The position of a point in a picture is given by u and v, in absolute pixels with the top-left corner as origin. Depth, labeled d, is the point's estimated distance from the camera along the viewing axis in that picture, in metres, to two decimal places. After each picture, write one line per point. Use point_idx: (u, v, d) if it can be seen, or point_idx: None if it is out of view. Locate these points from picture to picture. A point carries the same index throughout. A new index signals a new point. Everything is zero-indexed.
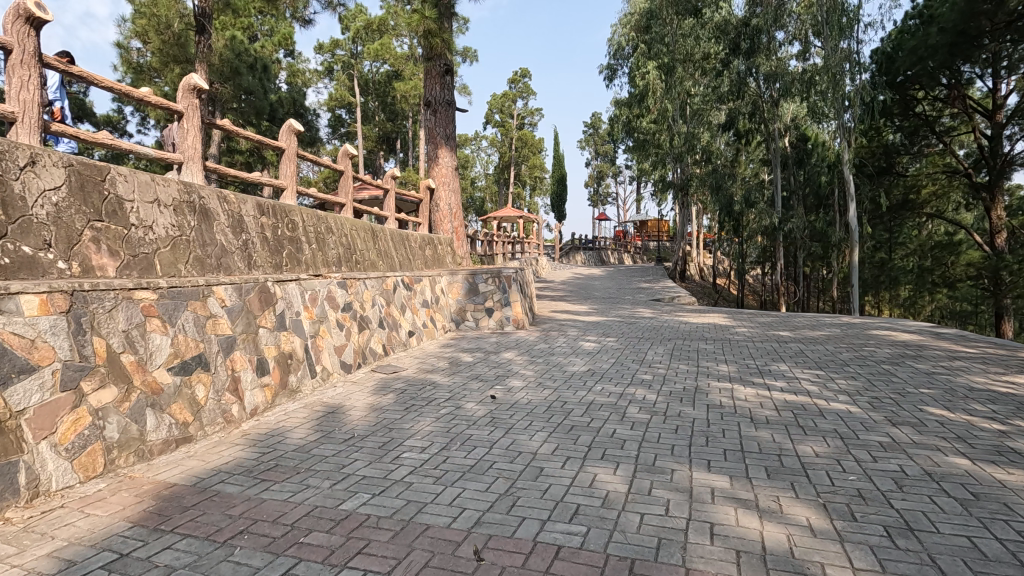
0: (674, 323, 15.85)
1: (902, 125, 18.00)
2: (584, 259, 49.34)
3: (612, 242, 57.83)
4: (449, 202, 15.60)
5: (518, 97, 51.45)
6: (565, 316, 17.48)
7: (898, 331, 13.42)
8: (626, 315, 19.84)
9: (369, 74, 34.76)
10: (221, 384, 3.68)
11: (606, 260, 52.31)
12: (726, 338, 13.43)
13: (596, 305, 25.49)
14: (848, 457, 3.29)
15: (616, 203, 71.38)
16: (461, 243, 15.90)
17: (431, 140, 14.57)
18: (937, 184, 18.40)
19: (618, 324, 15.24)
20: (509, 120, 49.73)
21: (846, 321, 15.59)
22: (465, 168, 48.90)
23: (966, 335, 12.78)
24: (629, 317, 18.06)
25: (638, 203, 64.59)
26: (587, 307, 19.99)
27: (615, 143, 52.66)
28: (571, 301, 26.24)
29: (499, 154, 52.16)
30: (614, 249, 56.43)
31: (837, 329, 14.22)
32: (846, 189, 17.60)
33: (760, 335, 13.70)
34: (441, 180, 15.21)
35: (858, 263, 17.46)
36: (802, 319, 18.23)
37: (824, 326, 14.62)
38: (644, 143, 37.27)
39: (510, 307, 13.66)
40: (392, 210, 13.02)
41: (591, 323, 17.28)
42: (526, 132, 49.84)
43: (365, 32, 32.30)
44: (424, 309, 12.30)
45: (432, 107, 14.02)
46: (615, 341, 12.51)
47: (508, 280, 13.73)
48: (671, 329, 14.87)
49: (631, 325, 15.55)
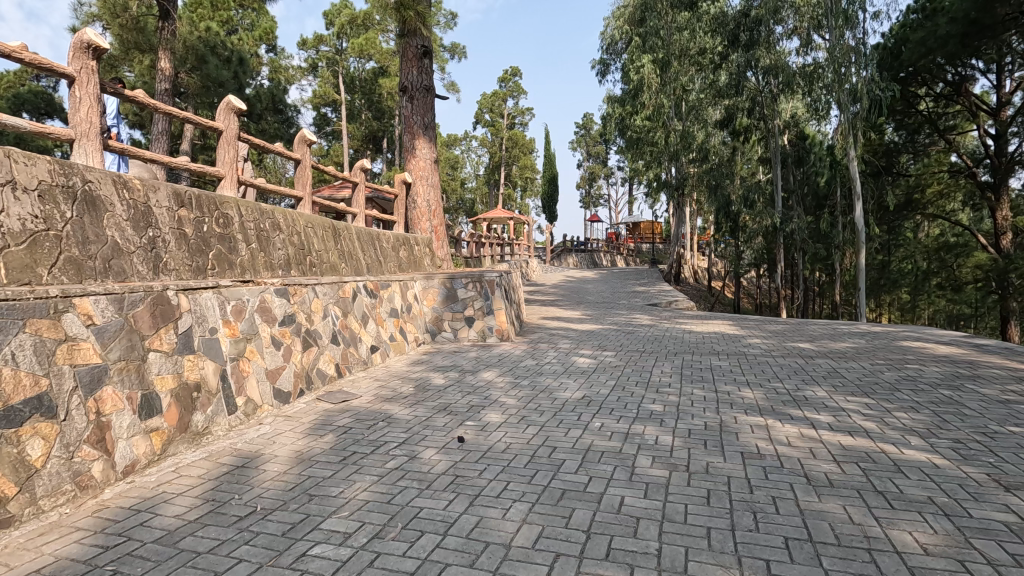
0: (675, 331, 13.98)
1: (901, 124, 16.76)
2: (576, 262, 45.36)
3: (607, 245, 53.70)
4: (427, 201, 13.38)
5: (511, 93, 47.79)
6: (555, 322, 15.50)
7: (938, 343, 11.49)
8: (621, 319, 17.89)
9: (358, 68, 28.87)
10: (77, 438, 2.40)
11: (600, 262, 48.27)
12: (742, 350, 11.35)
13: (589, 310, 20.38)
14: (1000, 549, 2.12)
15: (610, 206, 67.93)
16: (442, 242, 14.02)
17: (411, 132, 13.00)
18: (940, 183, 16.75)
19: (613, 333, 13.44)
20: (501, 121, 46.18)
21: (875, 335, 13.35)
22: (455, 168, 45.48)
23: (1014, 348, 10.88)
24: (625, 321, 16.18)
25: (632, 206, 61.30)
26: (576, 316, 17.28)
27: (608, 143, 49.72)
28: (563, 305, 22.56)
29: (492, 153, 47.48)
30: (606, 249, 51.61)
31: (867, 341, 12.25)
32: (852, 186, 15.33)
33: (782, 347, 11.64)
34: (426, 171, 13.10)
35: (860, 271, 15.30)
36: (816, 325, 16.50)
37: (850, 338, 12.80)
38: (634, 140, 31.64)
39: (492, 316, 11.28)
40: (361, 206, 10.86)
41: (583, 328, 14.91)
42: (518, 133, 46.05)
43: (350, 24, 27.68)
44: (391, 319, 10.52)
45: (411, 93, 13.00)
46: (618, 357, 10.44)
47: (492, 284, 11.35)
48: (680, 338, 12.88)
49: (628, 334, 13.52)
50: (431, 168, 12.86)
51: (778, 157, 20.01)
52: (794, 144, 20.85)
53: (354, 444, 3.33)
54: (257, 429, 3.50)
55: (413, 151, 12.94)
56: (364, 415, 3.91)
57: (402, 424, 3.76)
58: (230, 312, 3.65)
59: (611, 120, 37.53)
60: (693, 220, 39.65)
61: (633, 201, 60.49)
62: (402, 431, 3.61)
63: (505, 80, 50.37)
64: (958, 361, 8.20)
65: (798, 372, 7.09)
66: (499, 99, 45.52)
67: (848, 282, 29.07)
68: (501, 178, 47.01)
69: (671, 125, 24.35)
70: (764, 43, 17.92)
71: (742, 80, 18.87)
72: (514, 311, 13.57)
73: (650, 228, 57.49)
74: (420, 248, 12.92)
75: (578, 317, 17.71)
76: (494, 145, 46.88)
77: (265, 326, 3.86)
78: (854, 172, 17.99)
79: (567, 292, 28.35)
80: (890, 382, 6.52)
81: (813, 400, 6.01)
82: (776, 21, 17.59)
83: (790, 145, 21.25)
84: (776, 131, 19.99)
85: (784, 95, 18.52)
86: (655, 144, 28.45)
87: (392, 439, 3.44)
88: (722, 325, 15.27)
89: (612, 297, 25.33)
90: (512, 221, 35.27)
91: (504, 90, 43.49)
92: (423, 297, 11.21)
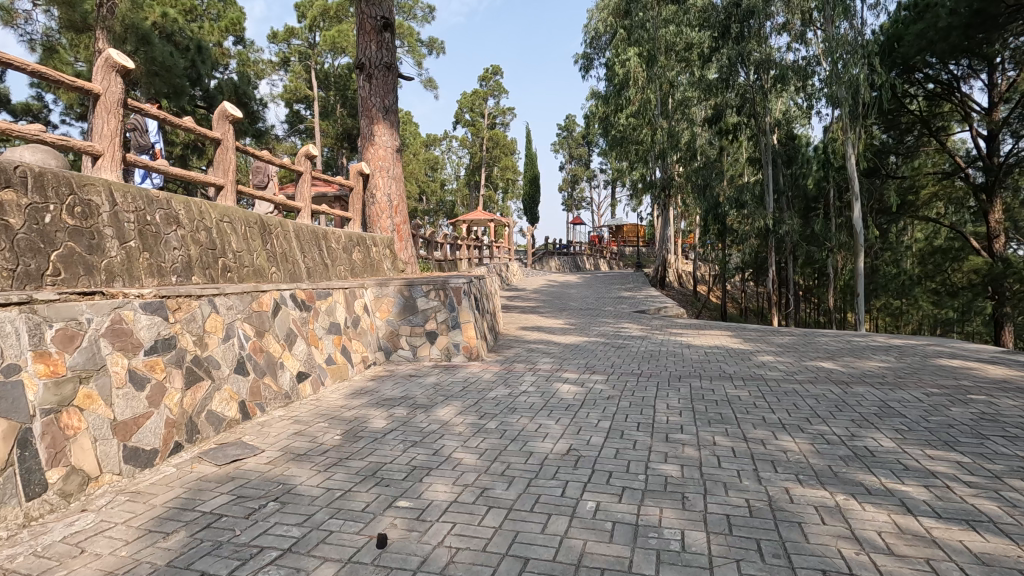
0: (668, 347, 12.36)
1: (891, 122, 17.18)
2: (559, 266, 38.69)
3: (591, 247, 45.82)
4: (389, 194, 11.84)
5: (493, 89, 44.96)
6: (535, 335, 13.76)
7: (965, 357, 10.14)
8: (609, 330, 15.96)
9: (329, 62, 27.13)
10: None
11: (585, 266, 43.18)
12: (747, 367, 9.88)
13: (573, 317, 18.28)
14: None
15: (591, 208, 64.64)
16: (404, 243, 12.59)
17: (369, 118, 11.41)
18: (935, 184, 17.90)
19: (600, 348, 11.93)
20: (481, 119, 40.49)
21: (897, 351, 11.79)
22: (434, 169, 42.57)
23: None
24: (613, 332, 14.48)
25: (614, 209, 58.41)
26: (558, 326, 15.44)
27: (591, 145, 47.31)
28: (544, 310, 20.35)
29: (471, 154, 41.09)
30: (589, 253, 44.54)
31: (889, 357, 10.88)
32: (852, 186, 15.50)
33: (789, 362, 10.30)
34: (384, 163, 11.75)
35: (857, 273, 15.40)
36: (822, 336, 15.43)
37: (873, 354, 11.31)
38: (618, 139, 29.91)
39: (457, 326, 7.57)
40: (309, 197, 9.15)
41: (565, 339, 13.30)
42: (500, 132, 40.56)
43: (322, 16, 26.31)
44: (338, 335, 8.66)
45: (370, 72, 11.20)
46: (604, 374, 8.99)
47: (455, 292, 9.04)
48: (675, 354, 11.40)
49: (617, 349, 11.99)
50: (390, 160, 11.65)
51: (769, 156, 19.62)
52: (782, 144, 20.47)
53: (213, 549, 2.23)
54: (72, 522, 2.35)
55: (372, 141, 11.74)
56: (252, 491, 2.76)
57: (302, 506, 2.61)
58: (42, 350, 2.49)
59: (593, 118, 35.68)
60: (681, 224, 36.83)
61: (615, 203, 57.90)
62: (299, 521, 2.49)
63: (489, 78, 46.27)
64: (1008, 383, 6.94)
65: (830, 401, 5.72)
66: (479, 99, 39.63)
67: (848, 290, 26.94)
68: (481, 179, 41.95)
69: (660, 124, 24.26)
70: (756, 36, 17.49)
71: (729, 79, 18.73)
72: (481, 321, 12.25)
73: (631, 230, 54.04)
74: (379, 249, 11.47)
75: (559, 326, 15.76)
76: (473, 145, 40.99)
77: (113, 360, 2.77)
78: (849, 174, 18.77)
79: (553, 291, 25.28)
80: (953, 418, 5.11)
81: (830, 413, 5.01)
82: (770, 12, 17.00)
83: (777, 143, 20.44)
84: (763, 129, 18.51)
85: (778, 89, 17.77)
86: (644, 142, 26.54)
87: (279, 531, 2.36)
88: (720, 336, 13.62)
89: (594, 302, 21.78)
90: (491, 223, 31.11)
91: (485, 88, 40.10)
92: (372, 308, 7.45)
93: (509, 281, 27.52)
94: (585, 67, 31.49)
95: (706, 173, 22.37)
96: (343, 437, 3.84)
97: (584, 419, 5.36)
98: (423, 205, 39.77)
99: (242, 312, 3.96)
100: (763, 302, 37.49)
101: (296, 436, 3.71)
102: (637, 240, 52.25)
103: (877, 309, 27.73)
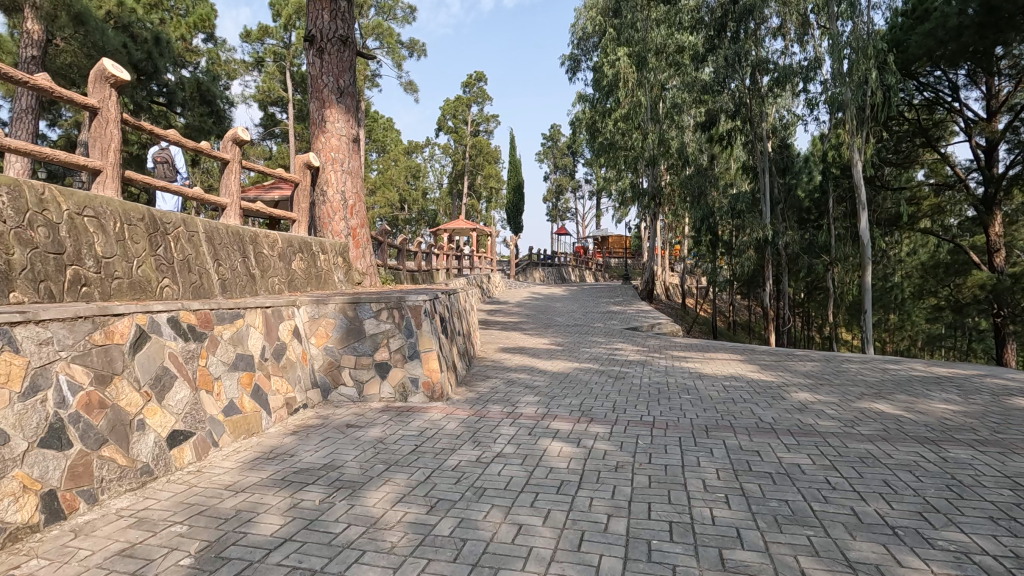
0: (691, 356, 8.58)
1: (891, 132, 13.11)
2: (545, 277, 30.64)
3: (575, 257, 37.37)
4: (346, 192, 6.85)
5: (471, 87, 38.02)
6: (513, 335, 10.57)
7: None
8: (600, 352, 8.94)
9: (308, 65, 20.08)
10: None
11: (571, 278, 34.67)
12: (796, 370, 7.45)
13: (564, 316, 14.30)
14: None
15: (575, 218, 56.55)
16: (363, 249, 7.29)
17: (316, 101, 6.72)
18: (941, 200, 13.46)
19: (600, 349, 9.08)
20: (464, 127, 32.49)
21: None
22: None
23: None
24: (608, 354, 8.34)
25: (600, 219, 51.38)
26: (546, 327, 12.04)
27: (575, 155, 40.21)
28: (525, 308, 16.05)
29: (451, 162, 32.85)
30: (574, 263, 36.68)
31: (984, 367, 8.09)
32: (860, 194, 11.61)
33: (846, 366, 7.81)
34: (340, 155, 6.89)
35: (867, 293, 11.62)
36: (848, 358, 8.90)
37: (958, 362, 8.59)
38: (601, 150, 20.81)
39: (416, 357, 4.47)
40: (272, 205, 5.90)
41: (554, 335, 10.47)
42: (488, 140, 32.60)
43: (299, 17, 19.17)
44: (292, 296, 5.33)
45: (318, 46, 6.62)
46: (617, 375, 6.73)
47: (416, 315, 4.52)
48: (700, 356, 8.67)
49: (623, 352, 9.05)
50: (352, 152, 6.89)
51: (762, 166, 13.90)
52: (775, 151, 14.33)
53: None
54: None
55: (317, 130, 6.57)
56: None
57: None
58: None
59: (574, 126, 29.63)
60: (672, 235, 30.49)
61: (603, 212, 50.00)
62: None
63: (472, 84, 37.76)
64: None
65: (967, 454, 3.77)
66: (464, 102, 32.15)
67: (891, 316, 21.99)
68: (460, 189, 34.13)
69: (648, 129, 17.09)
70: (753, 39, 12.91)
71: (721, 84, 13.52)
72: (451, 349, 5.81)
73: (618, 241, 46.36)
74: (327, 256, 6.28)
75: (545, 326, 12.20)
76: (455, 153, 32.85)
77: None
78: (852, 181, 13.56)
79: (540, 299, 18.96)
80: None
81: (925, 473, 3.24)
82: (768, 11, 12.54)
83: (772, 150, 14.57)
84: (765, 136, 14.00)
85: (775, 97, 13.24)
86: (630, 150, 18.58)
87: None
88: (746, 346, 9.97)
89: (581, 314, 14.90)
90: (473, 232, 22.91)
91: (467, 91, 32.97)
92: (304, 332, 4.56)
93: (496, 292, 20.89)
94: (573, 71, 24.39)
95: (695, 177, 15.28)
96: (201, 559, 2.09)
97: (596, 455, 3.51)
98: (402, 216, 30.79)
99: (69, 344, 2.47)
100: (757, 318, 30.58)
101: (118, 562, 2.01)
102: (623, 251, 43.53)
103: (911, 332, 23.35)
